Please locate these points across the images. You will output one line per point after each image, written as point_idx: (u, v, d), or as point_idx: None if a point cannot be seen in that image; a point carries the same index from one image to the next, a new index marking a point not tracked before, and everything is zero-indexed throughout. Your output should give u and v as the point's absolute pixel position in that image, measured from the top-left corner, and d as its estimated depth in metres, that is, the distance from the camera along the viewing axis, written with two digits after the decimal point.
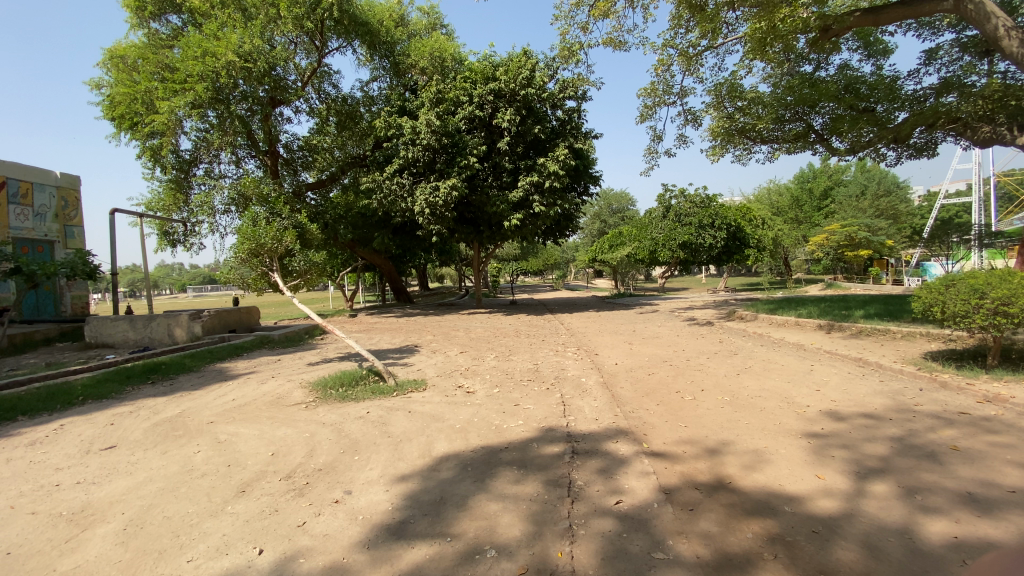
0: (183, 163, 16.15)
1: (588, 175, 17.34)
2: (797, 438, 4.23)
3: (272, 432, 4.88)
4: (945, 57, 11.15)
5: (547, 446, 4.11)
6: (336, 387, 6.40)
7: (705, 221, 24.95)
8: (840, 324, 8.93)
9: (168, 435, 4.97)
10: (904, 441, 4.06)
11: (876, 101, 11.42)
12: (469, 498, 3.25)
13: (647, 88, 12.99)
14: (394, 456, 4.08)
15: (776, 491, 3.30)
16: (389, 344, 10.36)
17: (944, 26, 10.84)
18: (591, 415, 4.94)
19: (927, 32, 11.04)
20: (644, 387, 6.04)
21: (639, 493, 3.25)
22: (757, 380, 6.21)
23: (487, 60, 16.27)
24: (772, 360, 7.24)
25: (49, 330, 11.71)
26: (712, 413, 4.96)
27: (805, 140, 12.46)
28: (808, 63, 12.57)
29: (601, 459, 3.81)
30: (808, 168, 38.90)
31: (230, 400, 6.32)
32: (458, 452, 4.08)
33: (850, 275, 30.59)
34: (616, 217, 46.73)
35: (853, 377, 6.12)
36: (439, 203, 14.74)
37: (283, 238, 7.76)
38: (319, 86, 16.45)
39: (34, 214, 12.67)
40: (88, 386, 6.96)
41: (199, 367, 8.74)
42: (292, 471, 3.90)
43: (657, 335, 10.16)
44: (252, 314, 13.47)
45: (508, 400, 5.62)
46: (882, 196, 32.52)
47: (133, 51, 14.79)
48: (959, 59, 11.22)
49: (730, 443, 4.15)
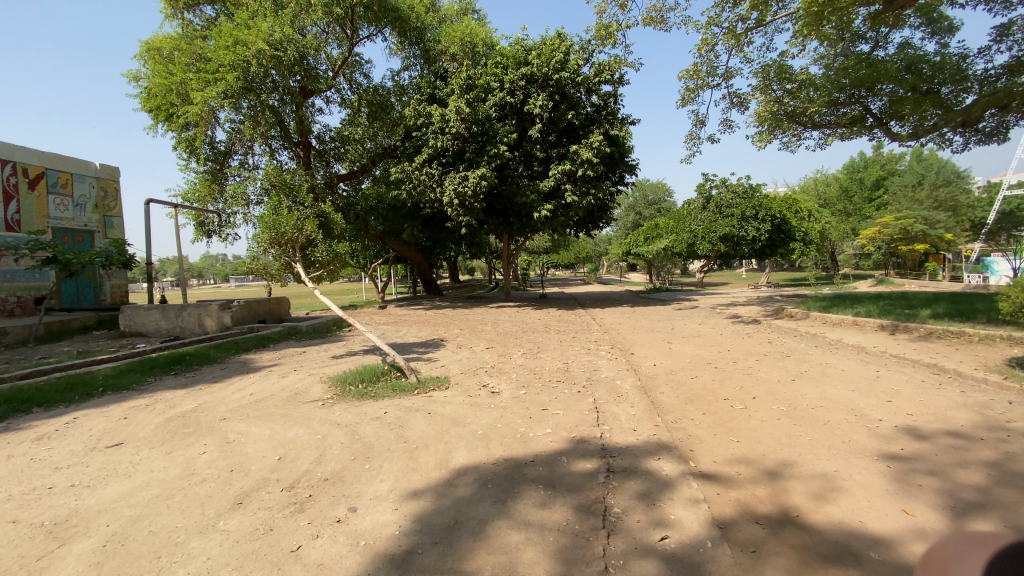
0: (218, 154, 16.34)
1: (624, 163, 16.61)
2: (872, 460, 3.60)
3: (283, 433, 4.57)
4: (1019, 32, 9.66)
5: (578, 461, 3.63)
6: (355, 383, 6.07)
7: (748, 213, 23.75)
8: (906, 325, 8.08)
9: (177, 434, 4.76)
10: (1005, 468, 3.38)
11: (942, 83, 10.33)
12: (487, 524, 2.81)
13: (689, 70, 12.25)
14: (407, 466, 3.68)
15: (856, 530, 2.73)
16: (415, 338, 10.05)
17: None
18: (628, 425, 4.43)
19: (999, 6, 9.39)
20: (687, 393, 5.46)
21: (689, 527, 2.74)
22: (816, 388, 5.53)
23: (519, 44, 15.65)
24: (830, 365, 6.51)
25: (86, 318, 11.93)
26: (767, 427, 4.37)
27: (861, 125, 11.46)
28: (864, 42, 11.50)
29: (642, 480, 3.30)
30: (859, 158, 36.55)
31: (247, 395, 6.08)
32: (478, 464, 3.64)
33: (904, 271, 28.76)
34: (652, 209, 45.49)
35: (927, 386, 5.38)
36: (468, 193, 14.33)
37: (304, 227, 7.57)
38: (351, 76, 16.27)
39: (74, 204, 12.94)
40: (109, 377, 6.88)
41: (223, 358, 8.61)
42: (297, 480, 3.55)
43: (698, 334, 9.48)
44: (282, 305, 13.45)
45: (536, 404, 5.14)
46: (941, 185, 30.32)
47: (168, 43, 14.88)
48: None
49: (793, 465, 3.57)
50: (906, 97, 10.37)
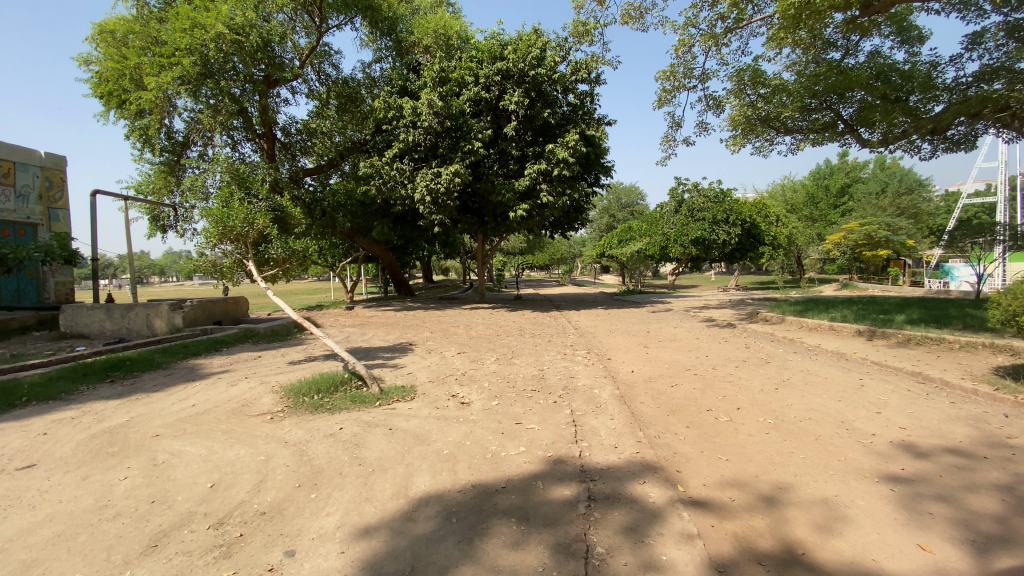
0: (175, 145, 15.37)
1: (600, 164, 16.34)
2: (874, 483, 3.33)
3: (221, 453, 4.02)
4: (989, 42, 9.74)
5: (555, 486, 3.22)
6: (310, 394, 5.52)
7: (719, 217, 23.92)
8: (883, 331, 8.00)
9: (99, 453, 4.14)
10: (1015, 493, 3.15)
11: (911, 91, 10.32)
12: (452, 572, 2.38)
13: (666, 71, 12.09)
14: (360, 496, 3.20)
15: (870, 572, 2.42)
16: (381, 341, 9.49)
17: (989, 9, 9.24)
18: (608, 441, 4.05)
19: (972, 14, 9.43)
20: (668, 404, 5.11)
21: (685, 572, 2.37)
22: (801, 398, 5.27)
23: (495, 38, 15.22)
24: (812, 372, 6.29)
25: (25, 318, 10.94)
26: (757, 443, 4.05)
27: (832, 131, 11.42)
28: (836, 50, 11.47)
29: (627, 510, 2.92)
30: (825, 165, 38.18)
31: (188, 407, 5.46)
32: (442, 492, 3.20)
33: (867, 275, 29.49)
34: (625, 212, 45.76)
35: (915, 396, 5.19)
36: (440, 190, 13.80)
37: (256, 221, 6.99)
38: (319, 66, 15.54)
39: (16, 194, 11.90)
40: (35, 386, 6.10)
41: (169, 364, 7.89)
42: (228, 514, 3.04)
43: (675, 338, 9.21)
44: (241, 305, 12.67)
45: (509, 417, 4.71)
46: (903, 194, 31.27)
47: (121, 25, 13.89)
48: (1005, 45, 9.69)
49: (790, 488, 3.25)
50: (876, 104, 10.29)
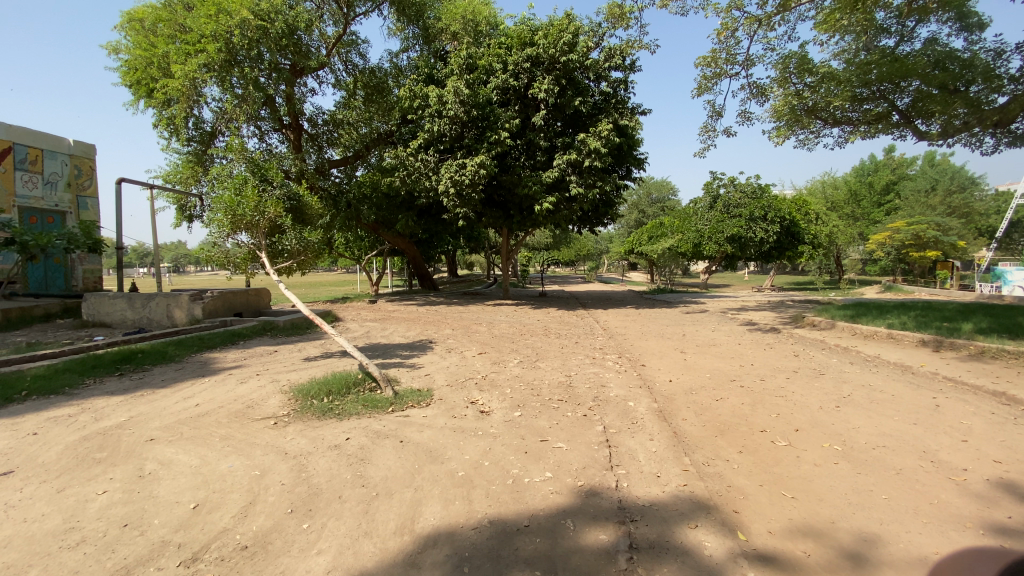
0: (204, 135, 15.32)
1: (632, 157, 15.62)
2: (984, 539, 2.69)
3: (213, 465, 3.62)
4: None
5: (590, 528, 2.69)
6: (319, 397, 5.10)
7: (756, 214, 22.69)
8: (952, 341, 7.17)
9: (86, 459, 3.78)
10: None
11: (969, 82, 9.22)
12: None
13: (706, 57, 11.31)
14: (358, 529, 2.74)
15: None
16: (401, 338, 9.08)
17: None
18: (649, 468, 3.48)
19: None
20: (714, 422, 4.50)
21: None
22: (868, 419, 4.59)
23: (525, 24, 14.65)
24: (876, 388, 5.57)
25: (50, 306, 10.90)
26: (827, 477, 3.42)
27: (886, 123, 10.38)
28: (889, 37, 10.38)
29: (679, 568, 2.37)
30: (869, 160, 36.20)
31: (191, 407, 5.11)
32: (453, 528, 2.71)
33: (912, 277, 27.85)
34: (655, 208, 44.62)
35: (1004, 421, 4.46)
36: (465, 181, 13.32)
37: (267, 208, 6.64)
38: (346, 55, 15.21)
39: (45, 182, 11.91)
40: (39, 379, 5.85)
41: (182, 357, 7.61)
42: (205, 547, 2.62)
43: (714, 343, 8.50)
44: (262, 297, 12.44)
45: (533, 432, 4.19)
46: (954, 192, 29.51)
47: (149, 13, 13.80)
48: None
49: (877, 542, 2.65)
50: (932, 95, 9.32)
